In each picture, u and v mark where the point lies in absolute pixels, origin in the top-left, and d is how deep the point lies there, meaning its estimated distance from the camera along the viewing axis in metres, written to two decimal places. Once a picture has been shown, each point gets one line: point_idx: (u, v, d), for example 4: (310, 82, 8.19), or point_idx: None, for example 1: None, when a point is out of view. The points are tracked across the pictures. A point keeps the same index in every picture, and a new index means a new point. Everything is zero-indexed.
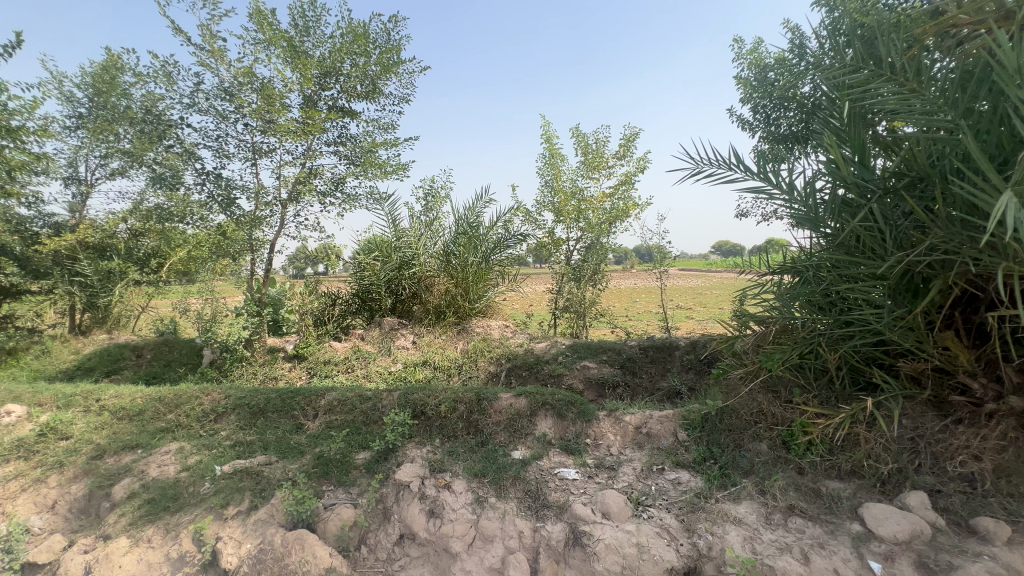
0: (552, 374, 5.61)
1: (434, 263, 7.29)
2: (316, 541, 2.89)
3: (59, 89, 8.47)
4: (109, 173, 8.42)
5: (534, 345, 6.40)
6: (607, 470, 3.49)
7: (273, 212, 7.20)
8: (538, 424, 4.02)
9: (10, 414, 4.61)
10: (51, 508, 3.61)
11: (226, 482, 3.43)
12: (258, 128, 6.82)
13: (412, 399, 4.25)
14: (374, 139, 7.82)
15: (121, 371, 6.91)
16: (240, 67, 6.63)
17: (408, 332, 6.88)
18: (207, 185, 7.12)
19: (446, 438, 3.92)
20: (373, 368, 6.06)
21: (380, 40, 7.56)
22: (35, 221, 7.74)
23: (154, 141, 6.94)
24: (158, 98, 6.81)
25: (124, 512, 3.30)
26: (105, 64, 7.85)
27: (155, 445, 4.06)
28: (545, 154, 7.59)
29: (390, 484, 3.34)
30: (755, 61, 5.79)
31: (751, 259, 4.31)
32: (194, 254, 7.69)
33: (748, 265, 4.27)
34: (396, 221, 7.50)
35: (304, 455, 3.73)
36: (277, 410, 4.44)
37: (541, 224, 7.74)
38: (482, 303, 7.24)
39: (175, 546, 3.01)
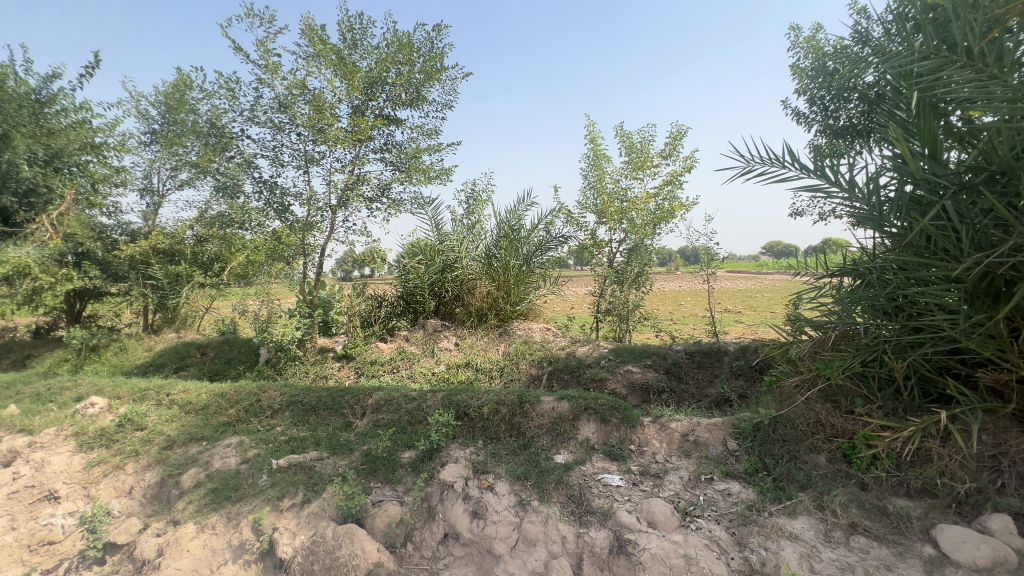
0: (595, 379, 5.53)
1: (475, 266, 7.35)
2: (364, 536, 2.99)
3: (136, 107, 9.25)
4: (178, 184, 9.10)
5: (576, 348, 6.33)
6: (652, 477, 3.42)
7: (324, 218, 7.54)
8: (581, 428, 3.98)
9: (94, 406, 5.06)
10: (128, 493, 3.91)
11: (281, 475, 3.61)
12: (310, 137, 7.14)
13: (456, 399, 4.32)
14: (417, 145, 8.04)
15: (187, 367, 7.42)
16: (293, 80, 6.96)
17: (450, 334, 6.98)
18: (264, 193, 7.55)
19: (488, 440, 3.95)
20: (417, 368, 6.20)
21: (424, 49, 7.77)
22: (115, 229, 8.58)
23: (218, 152, 7.43)
24: (221, 112, 7.26)
25: (192, 500, 3.54)
26: (176, 83, 8.50)
27: (218, 438, 4.33)
28: (588, 155, 7.49)
29: (435, 483, 3.41)
30: (812, 51, 5.51)
31: (806, 260, 4.10)
32: (252, 258, 8.14)
33: (803, 266, 4.06)
34: (439, 225, 7.64)
35: (352, 452, 3.87)
36: (327, 407, 4.64)
37: (584, 225, 7.65)
38: (523, 306, 7.26)
39: (236, 534, 3.19)
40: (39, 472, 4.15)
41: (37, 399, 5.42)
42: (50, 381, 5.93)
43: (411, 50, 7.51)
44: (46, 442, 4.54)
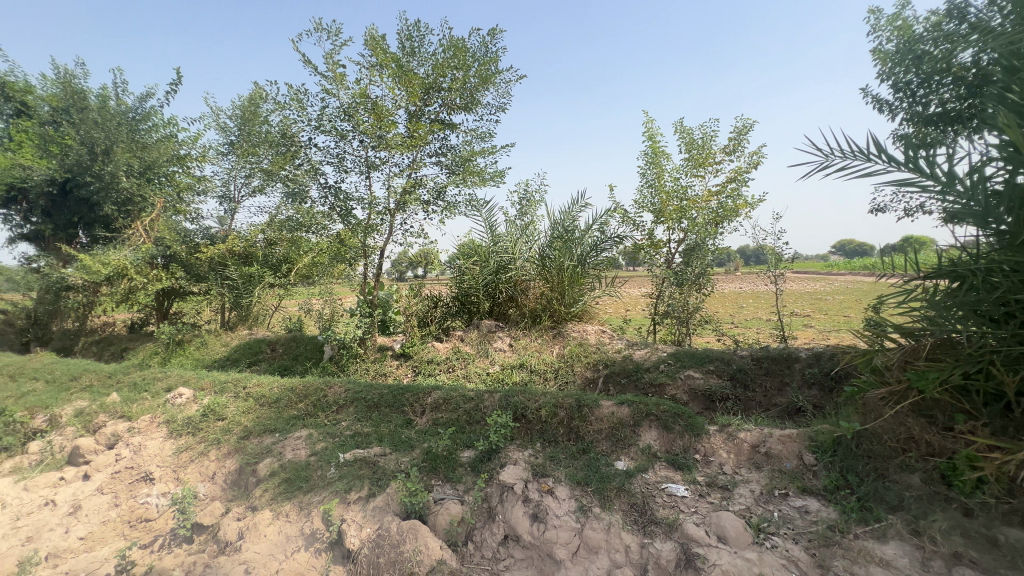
0: (654, 384, 5.37)
1: (529, 267, 7.35)
2: (428, 532, 3.06)
3: (216, 121, 10.04)
4: (251, 191, 9.76)
5: (633, 351, 6.18)
6: (720, 489, 3.27)
7: (384, 221, 7.81)
8: (642, 435, 3.87)
9: (181, 396, 5.51)
10: (212, 478, 4.23)
11: (347, 468, 3.76)
12: (371, 144, 7.42)
13: (514, 401, 4.34)
14: (472, 148, 8.16)
15: (260, 362, 7.92)
16: (357, 90, 7.26)
17: (505, 334, 7.02)
18: (329, 199, 7.93)
19: (547, 443, 3.92)
20: (472, 368, 6.29)
21: (479, 53, 7.88)
22: (197, 232, 9.32)
23: (288, 160, 7.89)
24: (291, 122, 7.70)
25: (268, 488, 3.76)
26: (251, 97, 9.15)
27: (289, 430, 4.58)
28: (646, 153, 7.29)
29: (494, 484, 3.43)
30: (899, 32, 5.06)
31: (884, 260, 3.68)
32: (317, 260, 8.57)
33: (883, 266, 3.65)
34: (493, 227, 7.70)
35: (413, 449, 3.98)
36: (389, 404, 4.79)
37: (640, 225, 7.45)
38: (578, 307, 7.16)
39: (308, 523, 3.36)
40: (137, 456, 4.57)
41: (135, 388, 5.98)
42: (144, 372, 6.53)
43: (466, 54, 7.64)
44: (142, 428, 5.00)
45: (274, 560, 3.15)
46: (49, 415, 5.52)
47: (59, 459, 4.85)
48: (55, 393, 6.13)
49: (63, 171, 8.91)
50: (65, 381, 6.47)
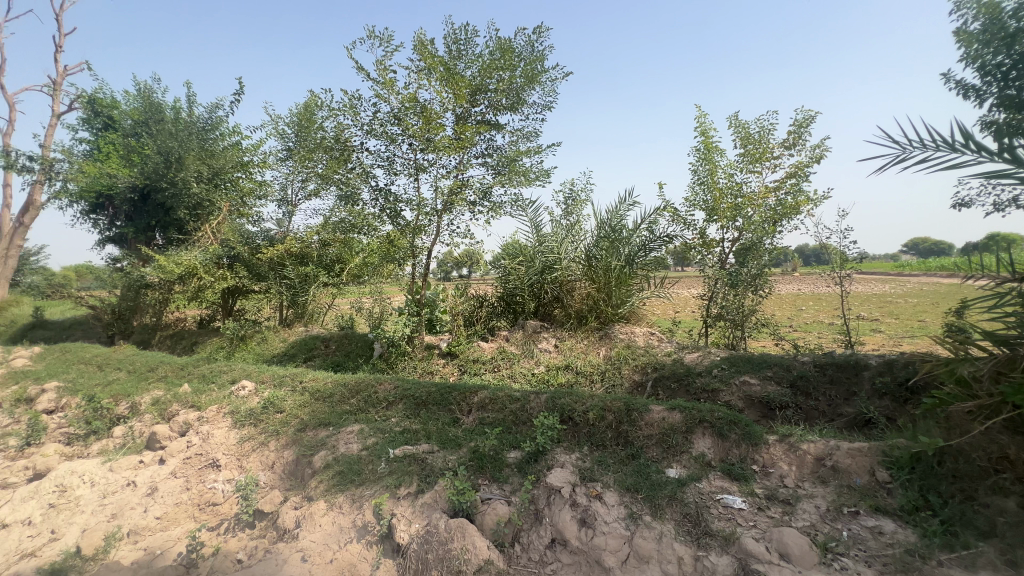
0: (706, 389, 5.16)
1: (575, 267, 7.27)
2: (475, 532, 3.08)
3: (276, 128, 10.60)
4: (307, 195, 10.23)
5: (684, 355, 5.97)
6: (781, 504, 3.09)
7: (431, 222, 7.95)
8: (695, 442, 3.73)
9: (244, 388, 5.85)
10: (271, 467, 4.45)
11: (397, 464, 3.85)
12: (420, 147, 7.57)
13: (560, 403, 4.29)
14: (518, 148, 8.16)
15: (314, 358, 8.28)
16: (406, 94, 7.43)
17: (550, 335, 6.96)
18: (380, 201, 8.17)
19: (594, 447, 3.84)
20: (518, 369, 6.28)
21: (525, 52, 7.87)
22: (258, 234, 9.86)
23: (341, 164, 8.19)
24: (344, 127, 8.00)
25: (322, 479, 3.92)
26: (308, 105, 9.59)
27: (342, 424, 4.74)
28: (698, 149, 7.01)
29: (542, 486, 3.40)
30: (988, 9, 4.59)
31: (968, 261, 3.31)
32: (367, 260, 8.85)
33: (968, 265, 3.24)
34: (538, 227, 7.66)
35: (460, 447, 4.02)
36: (436, 402, 4.87)
37: (691, 224, 7.18)
38: (625, 308, 6.99)
39: (360, 516, 3.47)
40: (206, 443, 4.89)
41: (203, 380, 6.41)
42: (212, 365, 6.98)
43: (513, 55, 7.65)
44: (210, 417, 5.34)
45: (329, 550, 3.27)
46: (130, 403, 6.01)
47: (139, 443, 5.27)
48: (136, 382, 6.68)
49: (143, 178, 9.71)
50: (143, 371, 7.02)
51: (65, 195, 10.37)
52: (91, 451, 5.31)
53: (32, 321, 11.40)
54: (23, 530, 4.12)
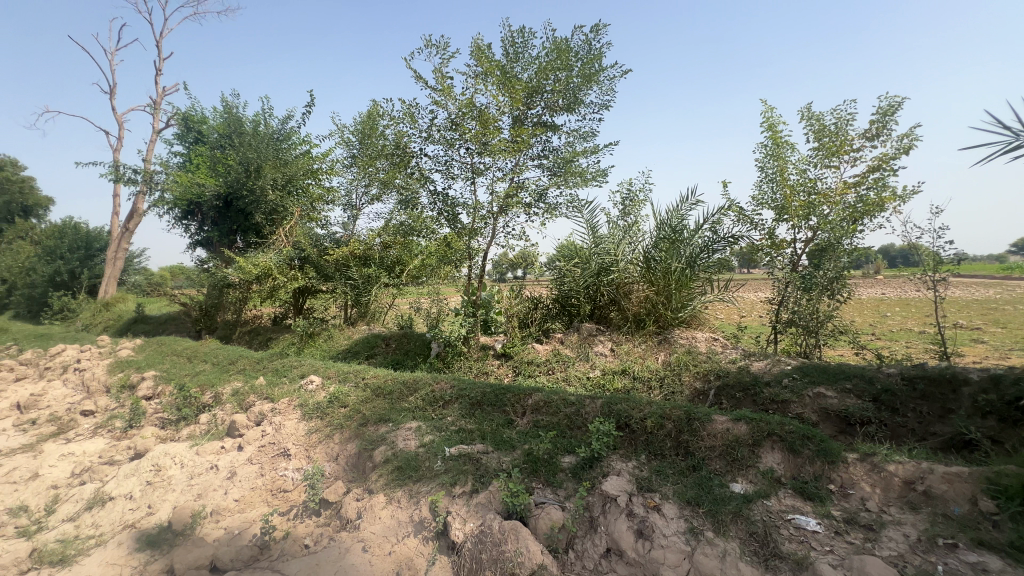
0: (776, 400, 4.84)
1: (633, 269, 7.07)
2: (528, 535, 3.07)
3: (342, 137, 11.19)
4: (370, 199, 10.71)
5: (750, 363, 5.63)
6: (863, 529, 2.84)
7: (487, 224, 8.07)
8: (763, 456, 3.50)
9: (313, 383, 6.21)
10: (336, 459, 4.69)
11: (453, 463, 3.92)
12: (476, 151, 7.68)
13: (616, 409, 4.18)
14: (574, 149, 8.08)
15: (375, 356, 8.63)
16: (463, 100, 7.59)
17: (606, 338, 6.82)
18: (437, 204, 8.40)
19: (653, 456, 3.71)
20: (573, 372, 6.20)
21: (582, 52, 7.79)
22: (326, 238, 10.42)
23: (401, 169, 8.51)
24: (404, 134, 8.29)
25: (382, 474, 4.07)
26: (372, 114, 10.06)
27: (401, 421, 4.90)
28: (765, 145, 6.61)
29: (596, 493, 3.32)
30: None
31: None
32: (426, 261, 9.11)
33: None
34: (595, 228, 7.54)
35: (515, 449, 4.02)
36: (491, 403, 4.91)
37: (759, 224, 6.77)
38: (686, 312, 6.69)
39: (416, 511, 3.56)
40: (278, 433, 5.24)
41: (276, 373, 6.87)
42: (284, 360, 7.46)
43: (569, 55, 7.61)
44: (282, 409, 5.71)
45: (388, 543, 3.39)
46: (214, 392, 6.55)
47: (221, 430, 5.73)
48: (219, 374, 7.27)
49: (226, 187, 10.59)
50: (225, 364, 7.64)
51: (162, 203, 11.53)
52: (181, 435, 5.84)
53: (135, 316, 12.77)
54: (125, 503, 4.59)
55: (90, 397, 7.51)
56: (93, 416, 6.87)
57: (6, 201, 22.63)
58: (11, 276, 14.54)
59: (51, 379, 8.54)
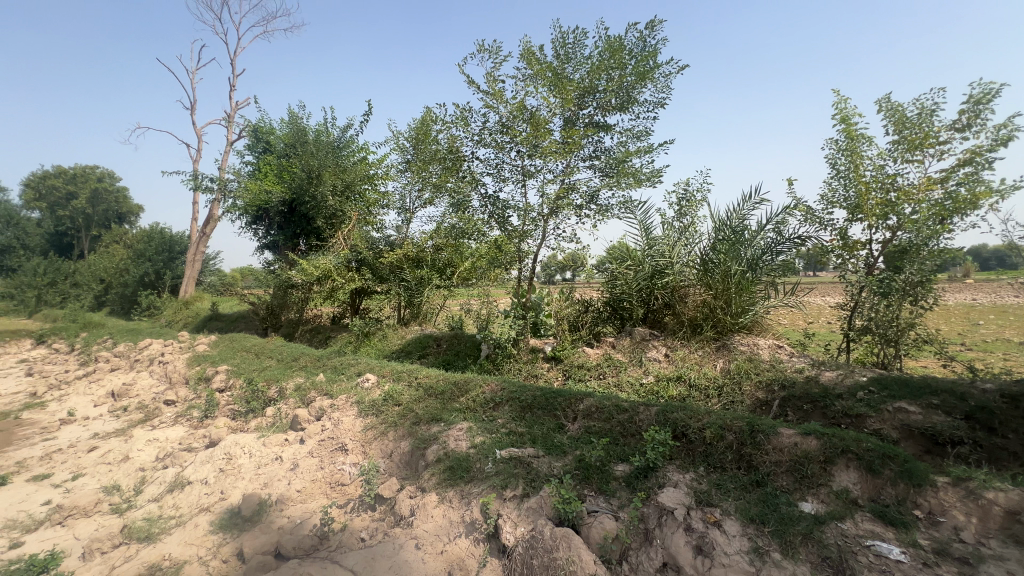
0: (849, 414, 4.49)
1: (689, 272, 6.83)
2: (580, 544, 3.01)
3: (398, 143, 11.56)
4: (423, 203, 10.99)
5: (819, 373, 5.25)
6: (956, 562, 2.57)
7: (537, 227, 8.07)
8: (836, 475, 3.25)
9: (368, 381, 6.44)
10: (390, 456, 4.82)
11: (504, 465, 3.92)
12: (527, 153, 7.68)
13: (672, 418, 4.02)
14: (627, 149, 7.91)
15: (427, 356, 8.82)
16: (514, 103, 7.62)
17: (660, 343, 6.60)
18: (488, 207, 8.49)
19: (712, 469, 3.53)
20: (624, 378, 6.04)
21: (636, 49, 7.61)
22: (381, 240, 10.79)
23: (453, 173, 8.69)
24: (457, 138, 8.45)
25: (434, 473, 4.14)
26: (425, 119, 10.32)
27: (452, 421, 4.97)
28: (837, 139, 6.16)
29: (652, 505, 3.21)
30: None
31: None
32: (476, 263, 9.23)
33: None
34: (648, 229, 7.34)
35: (566, 455, 3.97)
36: (541, 407, 4.88)
37: (829, 224, 6.32)
38: (747, 317, 6.35)
39: (468, 512, 3.59)
40: (337, 428, 5.47)
41: (335, 371, 7.18)
42: (342, 358, 7.78)
43: (623, 53, 7.46)
44: (340, 405, 5.96)
45: (440, 542, 3.44)
46: (278, 387, 6.95)
47: (285, 424, 6.07)
48: (283, 369, 7.70)
49: (291, 193, 11.23)
50: (289, 360, 8.08)
51: (234, 209, 12.39)
52: (250, 427, 6.24)
53: (210, 314, 13.81)
54: (201, 488, 4.95)
55: (172, 388, 8.20)
56: (174, 406, 7.48)
57: (104, 209, 25.22)
58: (108, 276, 16.19)
59: (140, 370, 9.39)
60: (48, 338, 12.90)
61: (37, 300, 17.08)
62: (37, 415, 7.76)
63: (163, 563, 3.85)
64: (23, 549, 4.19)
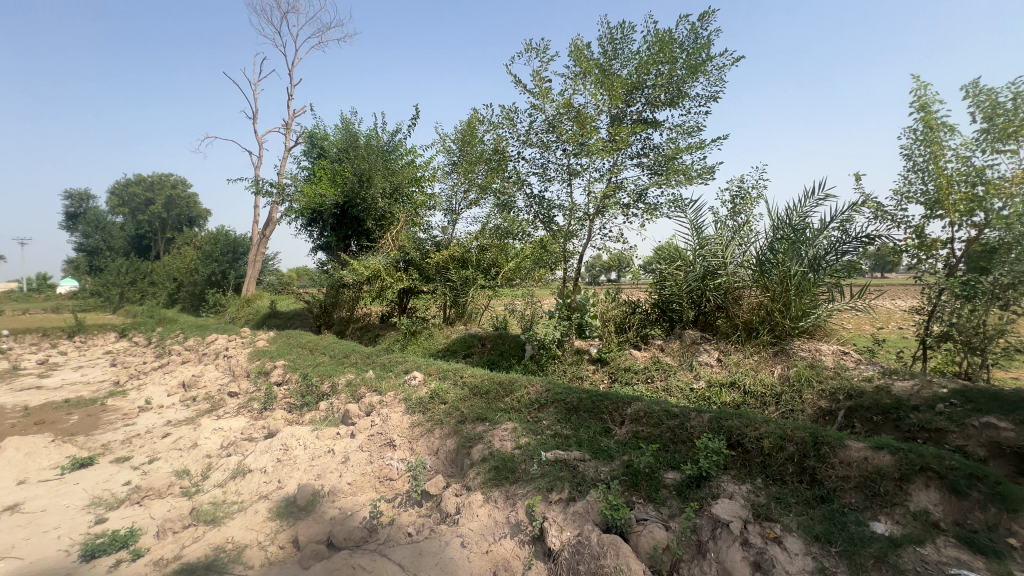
0: (927, 428, 4.14)
1: (744, 273, 6.53)
2: (629, 552, 2.92)
3: (445, 145, 11.75)
4: (469, 204, 11.13)
5: (891, 383, 4.86)
6: None
7: (583, 226, 7.97)
8: (914, 494, 2.99)
9: (415, 378, 6.56)
10: (436, 453, 4.90)
11: (549, 468, 3.88)
12: (573, 152, 7.60)
13: (727, 425, 3.82)
14: (677, 145, 7.66)
15: (472, 355, 8.91)
16: (561, 101, 7.56)
17: (712, 347, 6.33)
18: (533, 207, 8.47)
19: (770, 481, 3.34)
20: (674, 382, 5.84)
21: (687, 42, 7.35)
22: (428, 241, 11.00)
23: (499, 173, 8.76)
24: (503, 139, 8.49)
25: (479, 472, 4.15)
26: (471, 121, 10.45)
27: (498, 421, 4.98)
28: (915, 129, 5.68)
29: (705, 516, 3.08)
30: None
31: None
32: (520, 263, 9.24)
33: None
34: (700, 228, 7.07)
35: (613, 460, 3.87)
36: (587, 409, 4.79)
37: (903, 221, 5.83)
38: (808, 321, 5.96)
39: (513, 513, 3.58)
40: (386, 424, 5.63)
41: (384, 368, 7.38)
42: (390, 356, 7.99)
43: (673, 47, 7.23)
44: (389, 402, 6.12)
45: (485, 541, 3.45)
46: (331, 382, 7.24)
47: (336, 418, 6.30)
48: (336, 365, 8.02)
49: (344, 196, 11.68)
50: (341, 357, 8.39)
51: (291, 211, 13.04)
52: (304, 420, 6.53)
53: (269, 311, 14.60)
54: (260, 476, 5.22)
55: (235, 380, 8.74)
56: (237, 397, 7.96)
57: (178, 214, 27.30)
58: (181, 276, 17.51)
59: (207, 363, 10.07)
60: (130, 332, 14.11)
61: (120, 297, 18.73)
62: (120, 402, 8.49)
63: (226, 546, 4.09)
64: (107, 525, 4.58)
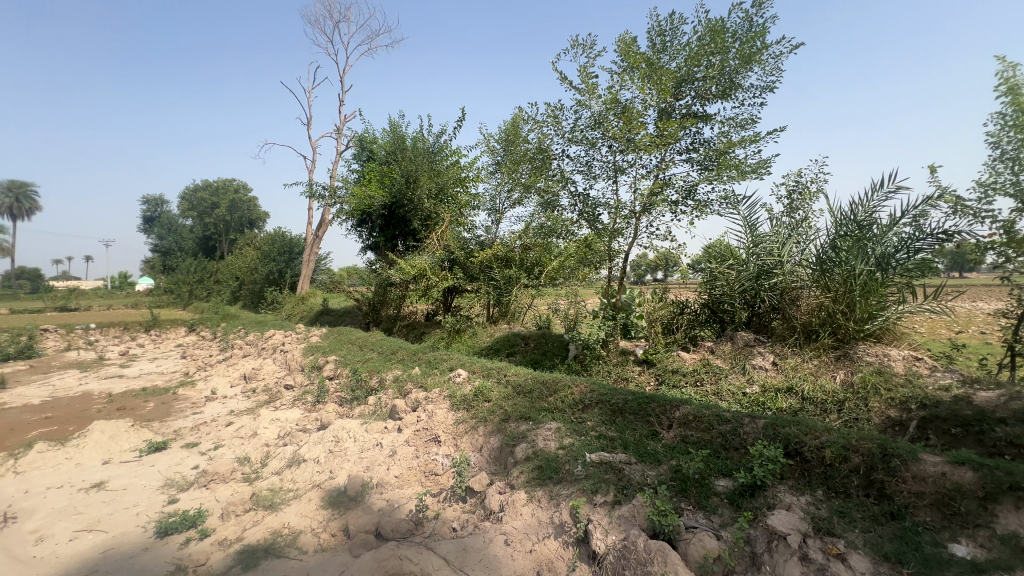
0: (1016, 444, 3.76)
1: (802, 273, 6.19)
2: (677, 560, 2.83)
3: (489, 145, 11.85)
4: (512, 203, 11.16)
5: (972, 393, 4.45)
6: None
7: (628, 224, 7.81)
8: (1001, 515, 2.73)
9: (460, 375, 6.65)
10: (480, 450, 4.94)
11: (593, 469, 3.81)
12: (619, 148, 7.46)
13: (783, 433, 3.63)
14: (729, 139, 7.35)
15: (515, 354, 8.94)
16: (607, 97, 7.44)
17: (766, 350, 6.02)
18: (578, 205, 8.38)
19: (832, 494, 3.13)
20: (725, 386, 5.60)
21: (741, 31, 7.04)
22: (471, 240, 11.10)
23: (543, 172, 8.74)
24: (547, 137, 8.45)
25: (523, 471, 4.15)
26: (515, 120, 10.48)
27: (541, 420, 4.96)
28: (1003, 113, 5.15)
29: (760, 527, 2.94)
30: None
31: None
32: (564, 262, 9.17)
33: None
34: (753, 226, 6.75)
35: (660, 464, 3.76)
36: (632, 411, 4.68)
37: (988, 215, 5.31)
38: (875, 324, 5.56)
39: (557, 513, 3.55)
40: (431, 420, 5.74)
41: (429, 365, 7.54)
42: (435, 353, 8.13)
43: (725, 36, 6.94)
44: (434, 398, 6.24)
45: (528, 540, 3.45)
46: (379, 378, 7.47)
47: (384, 413, 6.49)
48: (384, 361, 8.27)
49: (392, 197, 12.02)
50: (389, 353, 8.64)
51: (342, 213, 13.56)
52: (354, 413, 6.78)
53: (321, 309, 15.26)
54: (314, 466, 5.46)
55: (291, 374, 9.19)
56: (292, 390, 8.37)
57: (240, 216, 29.06)
58: (242, 275, 18.63)
59: (266, 357, 10.65)
60: (198, 327, 15.16)
61: (189, 294, 20.16)
62: (189, 392, 9.14)
63: (283, 531, 4.31)
64: (179, 505, 4.93)
